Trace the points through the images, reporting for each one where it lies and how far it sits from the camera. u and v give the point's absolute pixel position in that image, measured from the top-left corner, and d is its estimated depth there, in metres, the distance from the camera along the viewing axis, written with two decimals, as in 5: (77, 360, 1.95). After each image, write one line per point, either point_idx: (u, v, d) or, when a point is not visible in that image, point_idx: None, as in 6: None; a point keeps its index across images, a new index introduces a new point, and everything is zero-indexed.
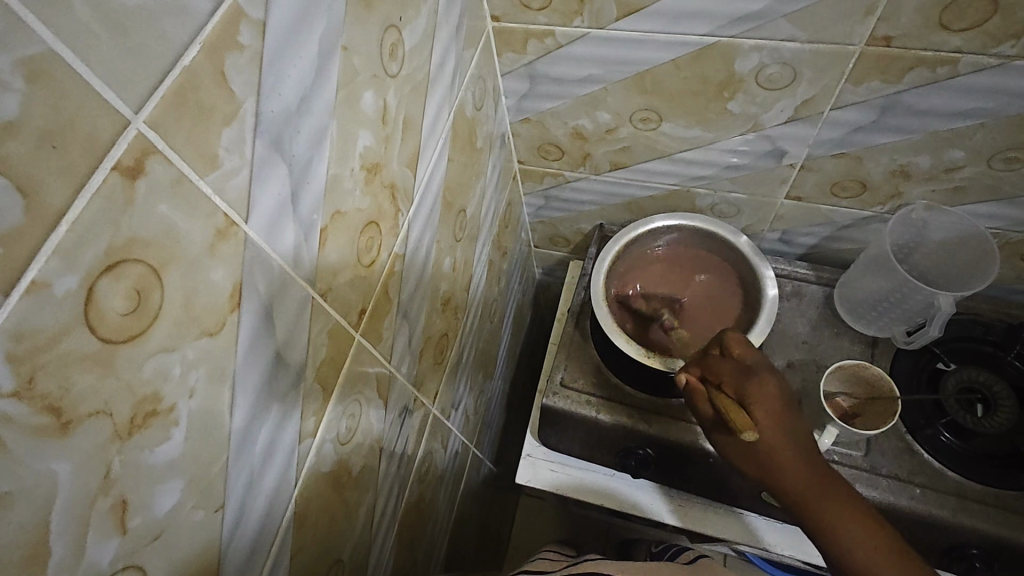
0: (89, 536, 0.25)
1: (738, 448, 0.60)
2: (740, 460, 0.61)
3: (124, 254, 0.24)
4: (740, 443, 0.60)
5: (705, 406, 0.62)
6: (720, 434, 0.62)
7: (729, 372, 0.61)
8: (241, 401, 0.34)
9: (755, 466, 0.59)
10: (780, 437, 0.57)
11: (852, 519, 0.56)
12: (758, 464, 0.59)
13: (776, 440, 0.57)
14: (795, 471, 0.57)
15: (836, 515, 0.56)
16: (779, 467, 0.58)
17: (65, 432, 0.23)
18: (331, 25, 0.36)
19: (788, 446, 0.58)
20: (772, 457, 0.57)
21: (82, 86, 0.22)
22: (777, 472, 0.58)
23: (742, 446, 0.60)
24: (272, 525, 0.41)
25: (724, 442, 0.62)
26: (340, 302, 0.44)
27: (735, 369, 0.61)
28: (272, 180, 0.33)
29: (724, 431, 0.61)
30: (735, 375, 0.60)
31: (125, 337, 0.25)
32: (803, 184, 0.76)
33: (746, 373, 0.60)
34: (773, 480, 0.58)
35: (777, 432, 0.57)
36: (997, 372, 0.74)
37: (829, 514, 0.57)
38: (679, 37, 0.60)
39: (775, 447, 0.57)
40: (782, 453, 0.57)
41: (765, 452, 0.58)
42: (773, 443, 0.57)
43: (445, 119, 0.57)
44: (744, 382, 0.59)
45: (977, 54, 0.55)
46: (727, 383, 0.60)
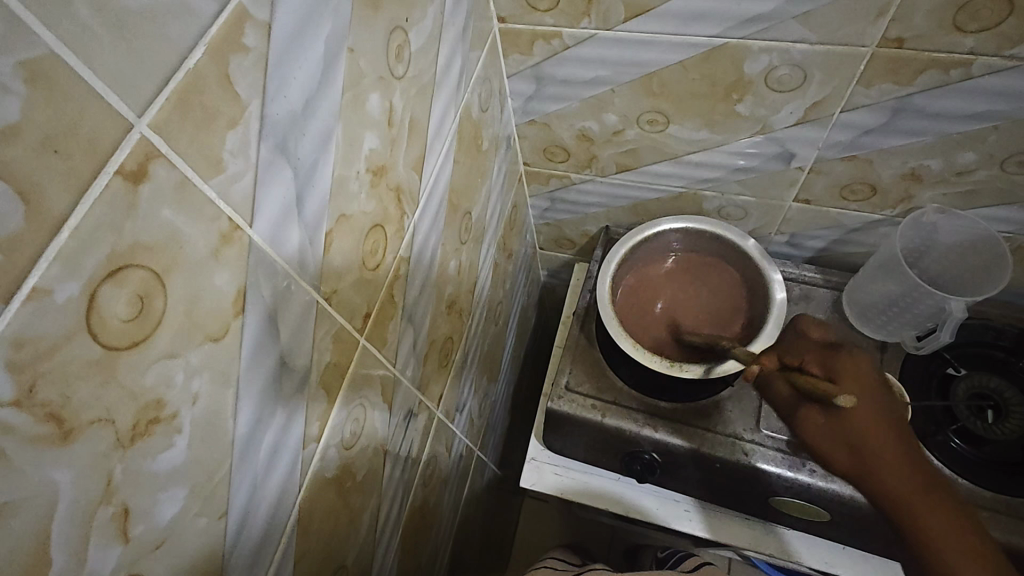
0: (91, 546, 0.25)
1: (823, 426, 0.64)
2: (833, 444, 0.63)
3: (127, 259, 0.24)
4: (826, 419, 0.64)
5: (781, 386, 0.68)
6: (812, 416, 0.65)
7: (813, 357, 0.68)
8: (245, 407, 0.34)
9: (846, 446, 0.62)
10: (875, 418, 0.62)
11: (948, 523, 0.56)
12: (856, 443, 0.61)
13: (866, 420, 0.61)
14: (888, 460, 0.60)
15: (934, 515, 0.57)
16: (872, 451, 0.60)
17: (66, 441, 0.23)
18: (337, 27, 0.35)
19: (891, 430, 0.61)
20: (872, 440, 0.61)
21: (85, 89, 0.21)
22: (863, 453, 0.61)
23: (830, 424, 0.63)
24: (275, 532, 0.40)
25: (813, 425, 0.65)
26: (345, 306, 0.44)
27: (819, 354, 0.69)
28: (277, 184, 0.33)
29: (811, 410, 0.65)
30: (821, 357, 0.68)
31: (128, 344, 0.25)
32: (812, 187, 0.76)
33: (831, 354, 0.68)
34: (863, 464, 0.61)
35: (871, 413, 0.62)
36: (1009, 378, 0.73)
37: (919, 509, 0.57)
38: (688, 38, 0.60)
39: (879, 425, 0.61)
40: (874, 435, 0.61)
41: (865, 431, 0.61)
42: (869, 425, 0.61)
43: (451, 121, 0.57)
44: (834, 363, 0.67)
45: (991, 55, 0.54)
46: (810, 362, 0.68)
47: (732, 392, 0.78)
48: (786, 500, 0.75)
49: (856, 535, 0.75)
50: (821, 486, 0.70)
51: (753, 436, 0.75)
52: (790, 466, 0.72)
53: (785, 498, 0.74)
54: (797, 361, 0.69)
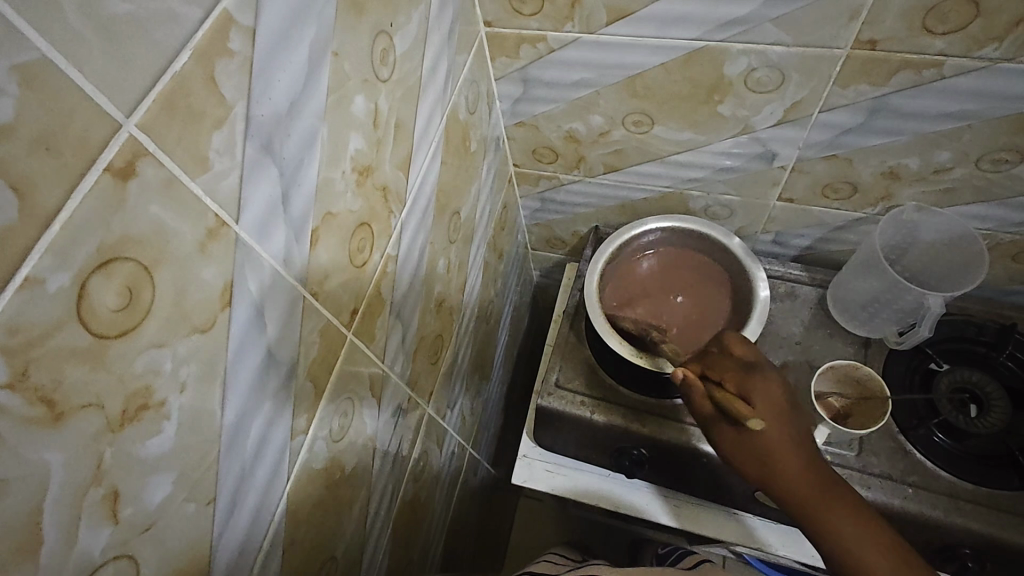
0: (81, 526, 0.26)
1: (738, 444, 0.59)
2: (744, 459, 0.58)
3: (115, 252, 0.25)
4: (739, 436, 0.59)
5: (705, 401, 0.62)
6: (720, 431, 0.60)
7: (731, 371, 0.63)
8: (232, 396, 0.35)
9: (757, 463, 0.57)
10: (785, 440, 0.57)
11: (861, 522, 0.55)
12: (760, 462, 0.57)
13: (781, 440, 0.57)
14: (796, 471, 0.57)
15: (842, 522, 0.55)
16: (776, 465, 0.57)
17: (58, 423, 0.24)
18: (321, 32, 0.37)
19: (791, 446, 0.57)
20: (775, 456, 0.57)
21: (74, 90, 0.23)
22: (772, 470, 0.57)
23: (740, 442, 0.58)
24: (263, 521, 0.42)
25: (721, 442, 0.60)
26: (332, 302, 0.45)
27: (738, 372, 0.62)
28: (262, 182, 0.34)
29: (724, 426, 0.60)
30: (737, 374, 0.62)
31: (117, 333, 0.26)
32: (795, 186, 0.77)
33: (748, 372, 0.62)
34: (770, 477, 0.57)
35: (781, 434, 0.58)
36: (990, 373, 0.75)
37: (833, 518, 0.55)
38: (669, 41, 0.61)
39: (783, 444, 0.57)
40: (782, 452, 0.57)
41: (770, 448, 0.57)
42: (777, 444, 0.57)
43: (438, 123, 0.58)
44: (746, 381, 0.61)
45: (961, 56, 0.55)
46: (727, 380, 0.62)
47: None
48: (772, 495, 0.76)
49: None
50: None
51: None
52: None
53: (771, 493, 0.76)
54: (717, 376, 0.63)
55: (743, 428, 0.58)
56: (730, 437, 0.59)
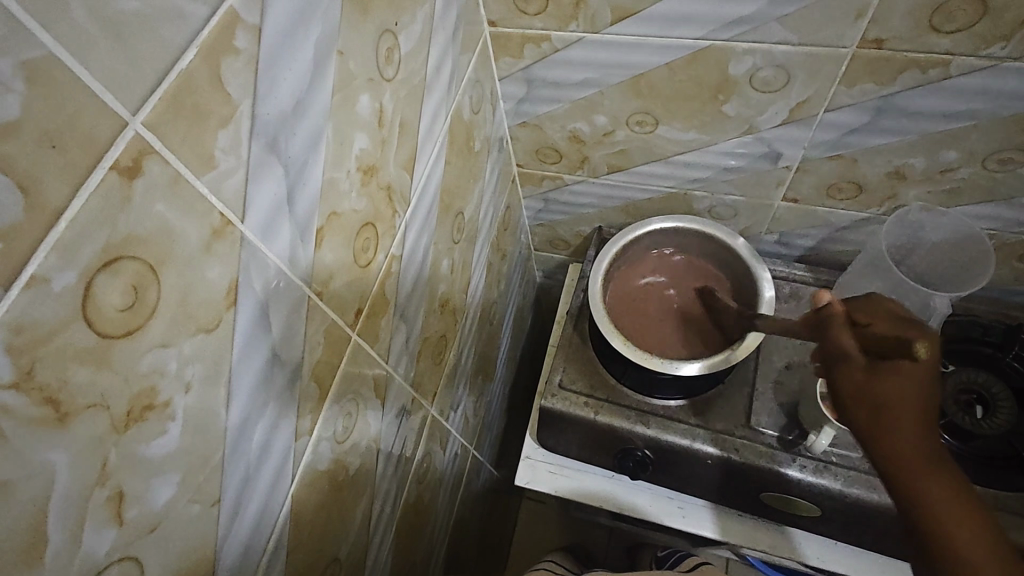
0: (86, 527, 0.26)
1: (864, 379, 0.49)
2: (857, 402, 0.49)
3: (121, 251, 0.25)
4: (873, 375, 0.49)
5: (846, 334, 0.53)
6: (848, 369, 0.51)
7: (884, 318, 0.54)
8: (237, 396, 0.35)
9: (874, 405, 0.48)
10: (910, 398, 0.47)
11: (958, 503, 0.44)
12: (879, 407, 0.48)
13: (916, 398, 0.47)
14: (901, 425, 0.47)
15: (936, 488, 0.44)
16: (894, 413, 0.47)
17: (63, 424, 0.24)
18: (327, 30, 0.37)
19: (924, 400, 0.47)
20: (903, 403, 0.47)
21: (80, 87, 0.22)
22: (883, 417, 0.47)
23: (867, 379, 0.49)
24: (267, 522, 0.41)
25: (842, 381, 0.51)
26: (337, 302, 0.45)
27: (893, 320, 0.54)
28: (267, 181, 0.34)
29: (853, 360, 0.51)
30: (890, 321, 0.53)
31: (122, 333, 0.26)
32: (800, 187, 0.77)
33: (904, 323, 0.53)
34: (873, 423, 0.48)
35: (917, 387, 0.47)
36: (995, 374, 0.74)
37: (925, 478, 0.45)
38: (674, 41, 0.61)
39: (915, 397, 0.47)
40: (904, 402, 0.47)
41: (900, 395, 0.47)
42: (906, 392, 0.47)
43: (441, 123, 0.58)
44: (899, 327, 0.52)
45: (968, 55, 0.55)
46: (878, 321, 0.53)
47: (723, 389, 0.79)
48: (776, 496, 0.76)
49: (848, 530, 0.76)
50: (811, 480, 0.72)
51: (744, 433, 0.76)
52: (780, 462, 0.74)
53: (775, 494, 0.76)
54: (846, 317, 0.55)
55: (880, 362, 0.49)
56: (854, 373, 0.50)
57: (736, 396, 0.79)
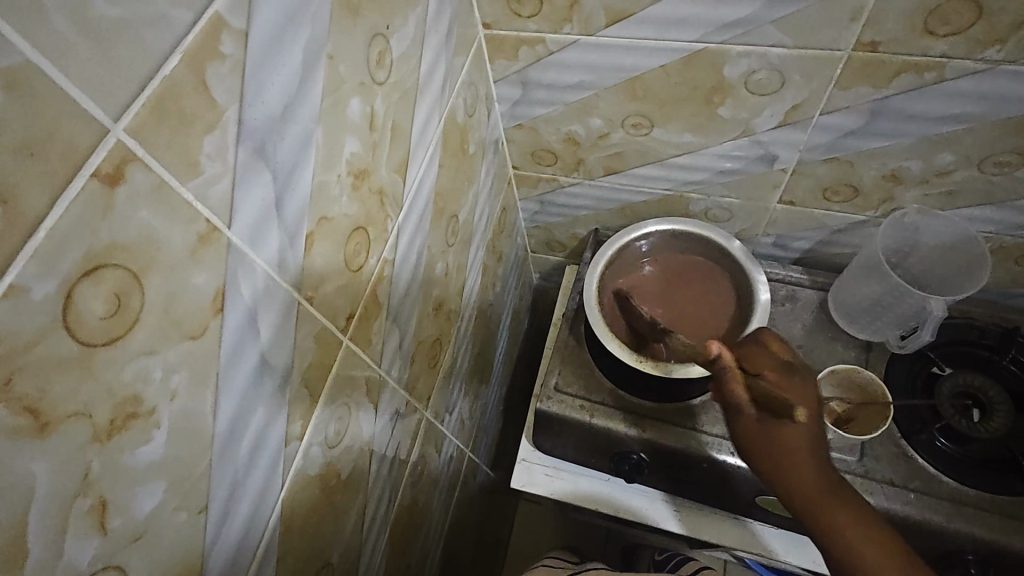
0: (68, 537, 0.26)
1: (756, 428, 0.59)
2: (756, 449, 0.59)
3: (103, 259, 0.25)
4: (764, 425, 0.58)
5: (739, 387, 0.58)
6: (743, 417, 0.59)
7: (771, 367, 0.60)
8: (225, 402, 0.35)
9: (769, 451, 0.58)
10: (808, 437, 0.57)
11: (867, 532, 0.56)
12: (774, 454, 0.57)
13: (798, 448, 0.57)
14: (812, 473, 0.57)
15: (849, 521, 0.56)
16: (798, 467, 0.57)
17: (43, 433, 0.24)
18: (316, 34, 0.36)
19: (811, 449, 0.57)
20: (791, 451, 0.57)
21: (61, 95, 0.22)
22: (790, 464, 0.57)
23: (761, 429, 0.58)
24: (257, 528, 0.41)
25: (739, 426, 0.60)
26: (328, 307, 0.44)
27: (779, 368, 0.60)
28: (255, 187, 0.34)
29: (746, 413, 0.59)
30: (778, 372, 0.59)
31: (105, 341, 0.26)
32: (796, 189, 0.77)
33: (789, 369, 0.60)
34: (785, 472, 0.58)
35: (811, 438, 0.57)
36: (993, 377, 0.74)
37: (844, 520, 0.56)
38: (669, 43, 0.61)
39: (815, 444, 0.58)
40: (800, 455, 0.57)
41: (784, 441, 0.57)
42: (799, 442, 0.57)
43: (435, 126, 0.58)
44: (788, 379, 0.59)
45: (963, 58, 0.55)
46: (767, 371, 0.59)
47: None
48: (772, 500, 0.76)
49: None
50: None
51: None
52: None
53: (771, 498, 0.75)
54: (755, 367, 0.61)
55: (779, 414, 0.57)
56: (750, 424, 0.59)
57: None
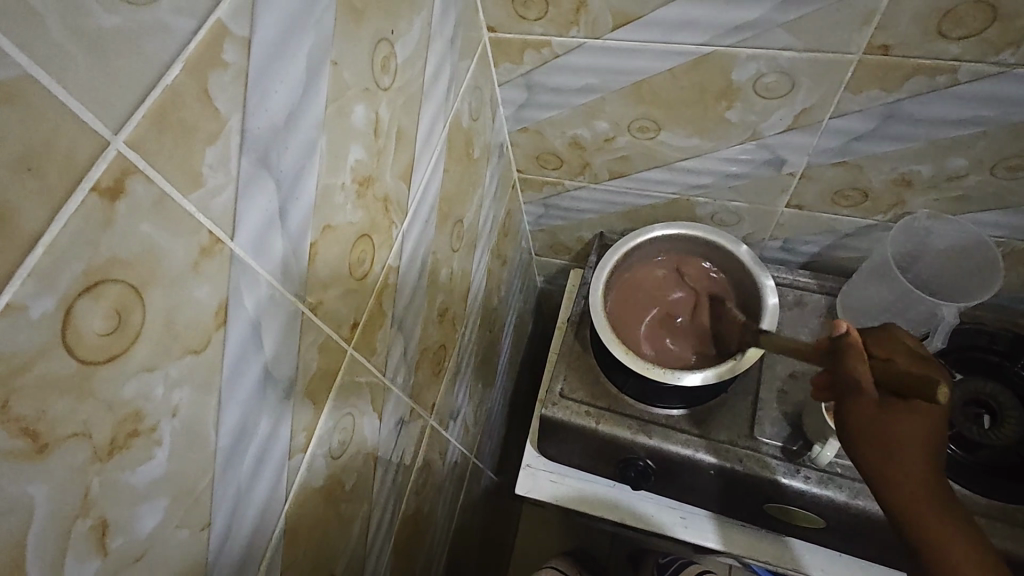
0: (68, 560, 0.25)
1: (879, 422, 0.53)
2: (860, 437, 0.54)
3: (103, 275, 0.24)
4: (882, 413, 0.53)
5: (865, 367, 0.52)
6: (861, 402, 0.54)
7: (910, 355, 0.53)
8: (228, 416, 0.34)
9: (882, 443, 0.53)
10: (931, 431, 0.54)
11: (951, 527, 0.53)
12: (881, 446, 0.53)
13: (926, 439, 0.53)
14: (918, 465, 0.54)
15: (932, 514, 0.53)
16: (904, 459, 0.54)
17: (41, 455, 0.23)
18: (320, 40, 0.36)
19: (927, 443, 0.54)
20: (911, 445, 0.53)
21: (58, 108, 0.22)
22: (895, 457, 0.54)
23: (880, 417, 0.53)
24: (261, 542, 0.41)
25: (853, 415, 0.55)
26: (332, 316, 0.44)
27: (909, 355, 0.56)
28: (258, 197, 0.33)
29: (867, 395, 0.53)
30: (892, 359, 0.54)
31: (105, 358, 0.25)
32: (804, 193, 0.76)
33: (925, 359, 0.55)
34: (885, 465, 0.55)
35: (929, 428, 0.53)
36: (1003, 384, 0.74)
37: (932, 519, 0.53)
38: (676, 46, 0.60)
39: (925, 442, 0.53)
40: (912, 450, 0.53)
41: (901, 435, 0.53)
42: (913, 435, 0.53)
43: (440, 130, 0.57)
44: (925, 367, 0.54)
45: (977, 61, 0.54)
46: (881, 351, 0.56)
47: (726, 398, 0.78)
48: (780, 507, 0.75)
49: (852, 542, 0.75)
50: (816, 492, 0.71)
51: (748, 442, 0.75)
52: (784, 473, 0.72)
53: (779, 505, 0.74)
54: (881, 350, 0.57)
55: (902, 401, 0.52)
56: (867, 411, 0.54)
57: (739, 405, 0.77)
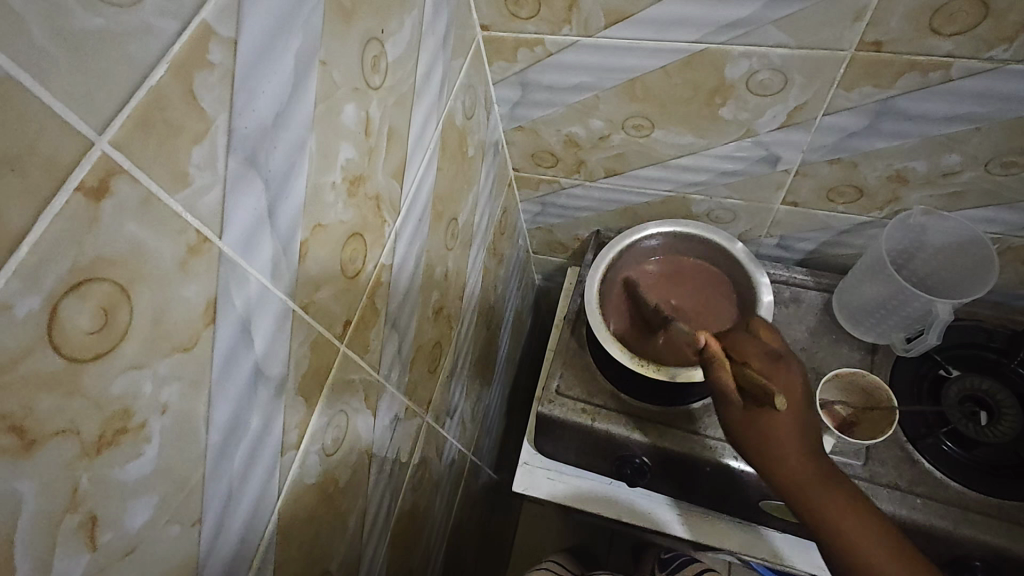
0: (57, 554, 0.26)
1: (740, 423, 0.55)
2: (743, 440, 0.55)
3: (89, 274, 0.25)
4: (749, 415, 0.54)
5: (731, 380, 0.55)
6: (728, 407, 0.55)
7: (755, 354, 0.57)
8: (219, 413, 0.34)
9: (760, 444, 0.53)
10: (794, 431, 0.54)
11: (843, 512, 0.54)
12: (764, 447, 0.53)
13: (783, 430, 0.53)
14: (798, 462, 0.54)
15: (836, 500, 0.54)
16: (782, 458, 0.54)
17: (30, 452, 0.24)
18: (308, 40, 0.36)
19: (795, 436, 0.54)
20: (775, 447, 0.53)
21: (42, 109, 0.22)
22: (774, 458, 0.54)
23: (746, 420, 0.54)
24: (253, 538, 0.41)
25: (728, 418, 0.56)
26: (323, 315, 0.44)
27: (764, 355, 0.57)
28: (247, 196, 0.33)
29: (731, 402, 0.54)
30: (761, 359, 0.56)
31: (92, 355, 0.26)
32: (799, 190, 0.76)
33: (776, 361, 0.56)
34: (770, 464, 0.54)
35: (790, 426, 0.53)
36: (1000, 381, 0.73)
37: (826, 511, 0.54)
38: (669, 44, 0.60)
39: (791, 438, 0.53)
40: (791, 449, 0.54)
41: (775, 433, 0.53)
42: (784, 434, 0.53)
43: (433, 129, 0.57)
44: (772, 368, 0.55)
45: (969, 57, 0.54)
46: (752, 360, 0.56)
47: None
48: (777, 504, 0.75)
49: None
50: None
51: None
52: None
53: (776, 502, 0.74)
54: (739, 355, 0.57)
55: (765, 407, 0.53)
56: (735, 416, 0.55)
57: None
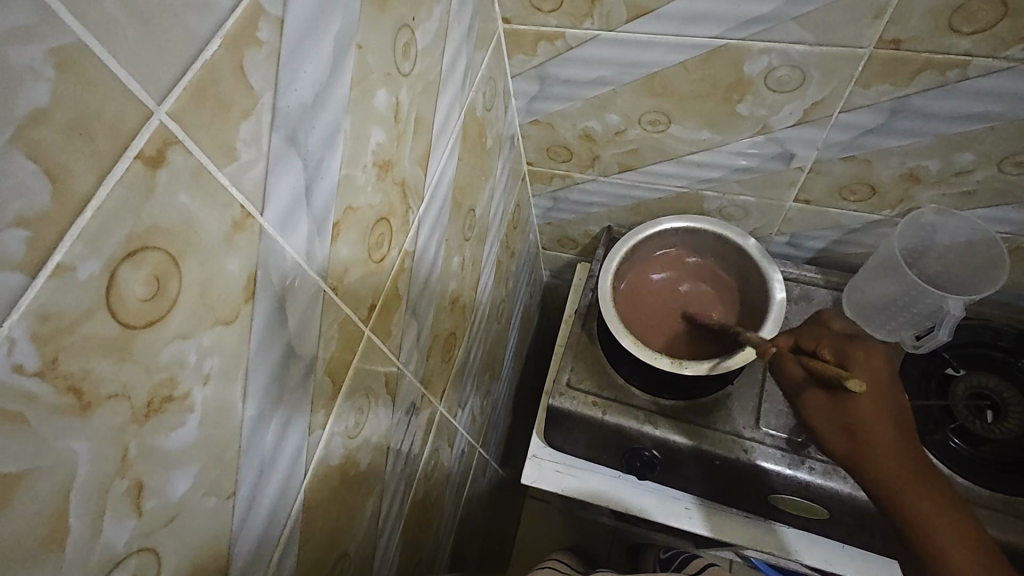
0: (107, 517, 0.26)
1: (826, 412, 0.58)
2: (827, 426, 0.58)
3: (145, 240, 0.25)
4: (828, 401, 0.58)
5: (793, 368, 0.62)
6: (809, 397, 0.59)
7: (829, 346, 0.63)
8: (254, 390, 0.35)
9: (846, 431, 0.56)
10: (880, 416, 0.56)
11: (953, 519, 0.52)
12: (851, 433, 0.56)
13: (871, 415, 0.56)
14: (889, 453, 0.55)
15: (931, 508, 0.53)
16: (872, 443, 0.55)
17: (85, 413, 0.24)
18: (347, 24, 0.36)
19: (883, 422, 0.56)
20: (868, 430, 0.56)
21: (110, 78, 0.22)
22: (867, 447, 0.55)
23: (829, 407, 0.58)
24: (281, 517, 0.42)
25: (808, 409, 0.59)
26: (352, 297, 0.45)
27: (836, 345, 0.63)
28: (287, 174, 0.34)
29: (811, 390, 0.59)
30: (835, 348, 0.63)
31: (144, 323, 0.26)
32: (812, 188, 0.77)
33: (845, 348, 0.62)
34: (863, 458, 0.56)
35: (877, 413, 0.56)
36: (1008, 379, 0.74)
37: (919, 502, 0.53)
38: (689, 39, 0.61)
39: (873, 419, 0.56)
40: (881, 432, 0.55)
41: (859, 415, 0.56)
42: (873, 417, 0.56)
43: (455, 119, 0.58)
44: (848, 355, 0.62)
45: (987, 57, 0.55)
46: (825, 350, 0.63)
47: (732, 390, 0.78)
48: (785, 498, 0.76)
49: (855, 533, 0.76)
50: (821, 483, 0.71)
51: (753, 434, 0.76)
52: (789, 464, 0.73)
53: (784, 496, 0.75)
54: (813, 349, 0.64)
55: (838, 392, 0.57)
56: (817, 403, 0.58)
57: (744, 398, 0.78)
